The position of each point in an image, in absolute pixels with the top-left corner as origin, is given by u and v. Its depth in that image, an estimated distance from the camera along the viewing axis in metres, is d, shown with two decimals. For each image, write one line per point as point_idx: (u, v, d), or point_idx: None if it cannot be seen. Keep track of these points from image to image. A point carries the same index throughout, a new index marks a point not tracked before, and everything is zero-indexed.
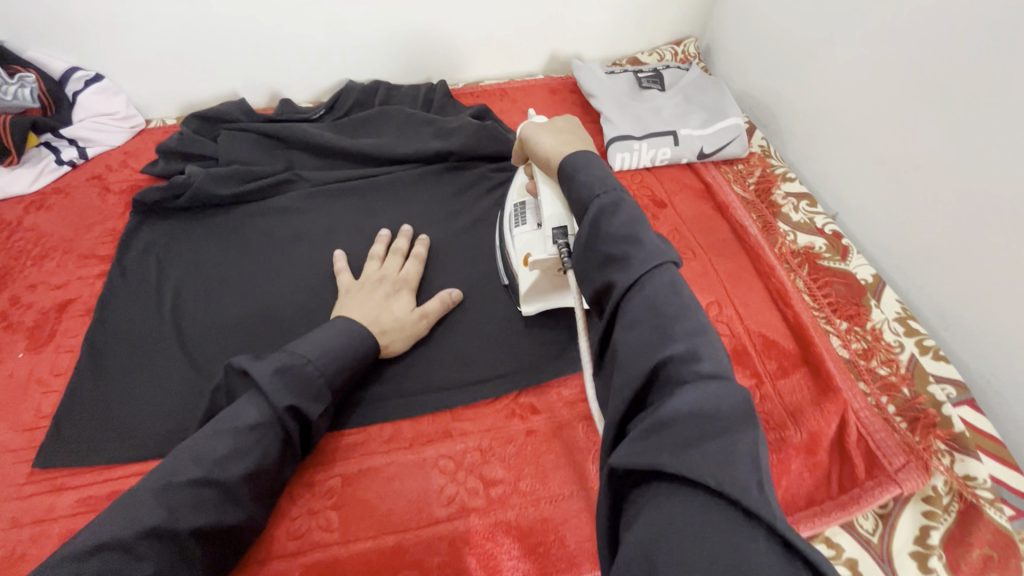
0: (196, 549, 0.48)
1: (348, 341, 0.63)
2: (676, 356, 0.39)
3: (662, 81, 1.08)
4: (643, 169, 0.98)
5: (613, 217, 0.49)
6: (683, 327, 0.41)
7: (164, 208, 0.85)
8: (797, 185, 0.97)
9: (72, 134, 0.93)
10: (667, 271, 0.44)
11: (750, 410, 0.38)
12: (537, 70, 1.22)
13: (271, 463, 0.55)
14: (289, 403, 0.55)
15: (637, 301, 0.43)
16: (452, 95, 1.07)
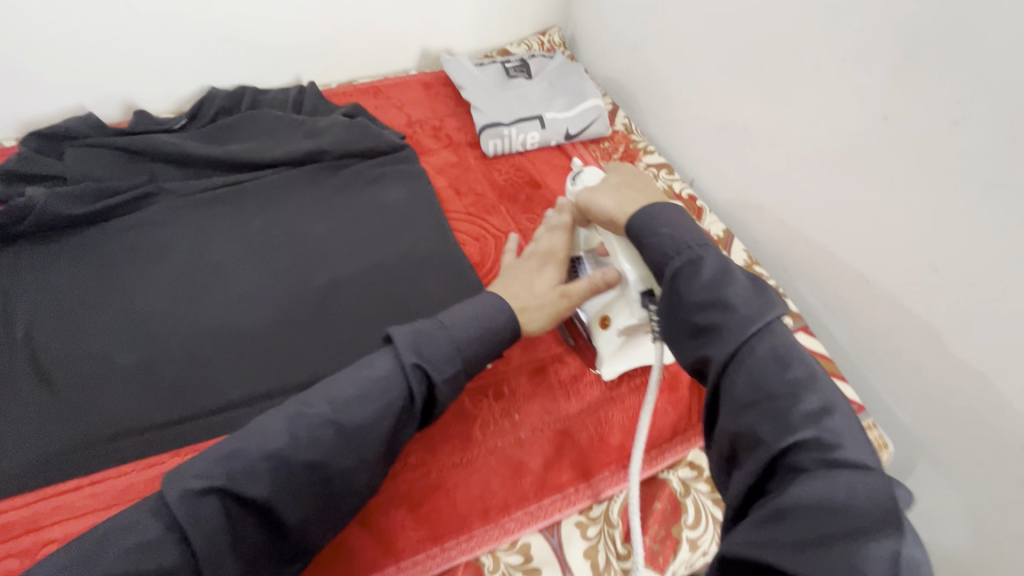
0: (309, 486, 0.52)
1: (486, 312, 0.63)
2: (802, 441, 0.42)
3: (529, 70, 1.14)
4: (516, 153, 1.03)
5: (695, 280, 0.51)
6: (801, 412, 0.44)
7: (3, 233, 0.78)
8: (656, 157, 1.07)
9: None
10: (765, 340, 0.48)
11: (890, 508, 0.37)
12: (412, 66, 1.24)
13: (393, 418, 0.56)
14: (415, 363, 0.58)
15: (741, 375, 0.47)
16: (323, 96, 1.07)
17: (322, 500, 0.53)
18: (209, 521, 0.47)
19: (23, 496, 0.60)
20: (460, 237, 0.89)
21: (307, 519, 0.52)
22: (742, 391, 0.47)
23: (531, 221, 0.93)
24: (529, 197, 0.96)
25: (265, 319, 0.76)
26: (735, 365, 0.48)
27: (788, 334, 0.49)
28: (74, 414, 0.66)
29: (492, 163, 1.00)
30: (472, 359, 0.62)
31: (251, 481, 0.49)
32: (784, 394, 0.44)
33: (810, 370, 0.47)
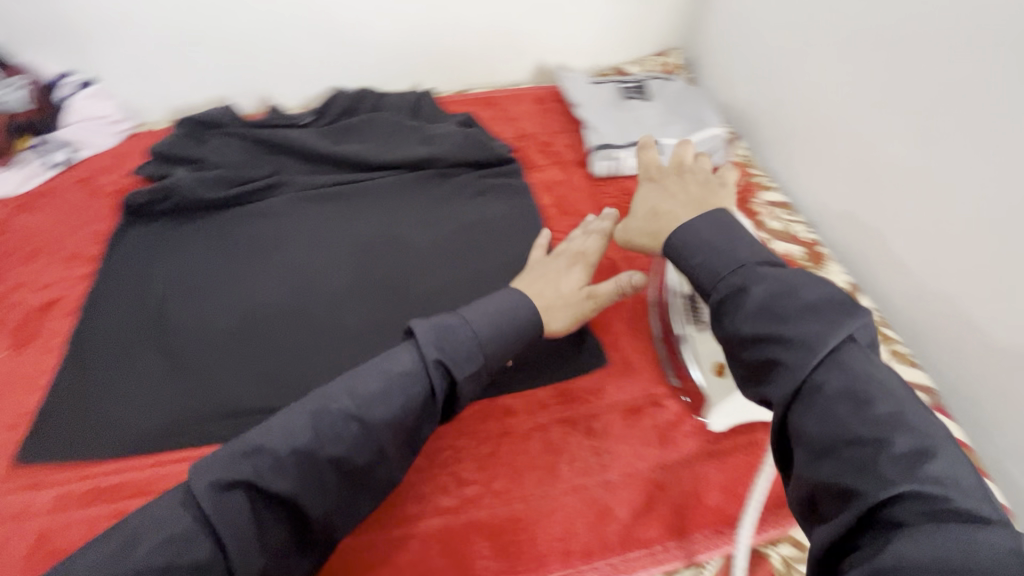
0: (331, 480, 0.53)
1: (512, 311, 0.65)
2: (896, 496, 0.37)
3: (646, 92, 1.10)
4: (625, 177, 0.99)
5: (743, 308, 0.48)
6: (900, 457, 0.38)
7: (151, 211, 0.87)
8: (775, 195, 1.00)
9: (62, 138, 0.94)
10: (834, 370, 0.42)
11: (1019, 573, 0.32)
12: (525, 80, 1.25)
13: (413, 415, 0.57)
14: (437, 358, 0.59)
15: (808, 416, 0.42)
16: (440, 104, 1.09)
17: (346, 493, 0.55)
18: (235, 519, 0.49)
19: (141, 458, 0.65)
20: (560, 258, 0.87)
21: (332, 516, 0.54)
22: (814, 434, 0.42)
23: None
24: None
25: (365, 319, 0.77)
26: (802, 403, 0.43)
27: (865, 359, 0.43)
28: (188, 387, 0.70)
29: (599, 185, 0.97)
30: (496, 354, 0.63)
31: (281, 478, 0.51)
32: (866, 436, 0.39)
33: (899, 402, 0.41)
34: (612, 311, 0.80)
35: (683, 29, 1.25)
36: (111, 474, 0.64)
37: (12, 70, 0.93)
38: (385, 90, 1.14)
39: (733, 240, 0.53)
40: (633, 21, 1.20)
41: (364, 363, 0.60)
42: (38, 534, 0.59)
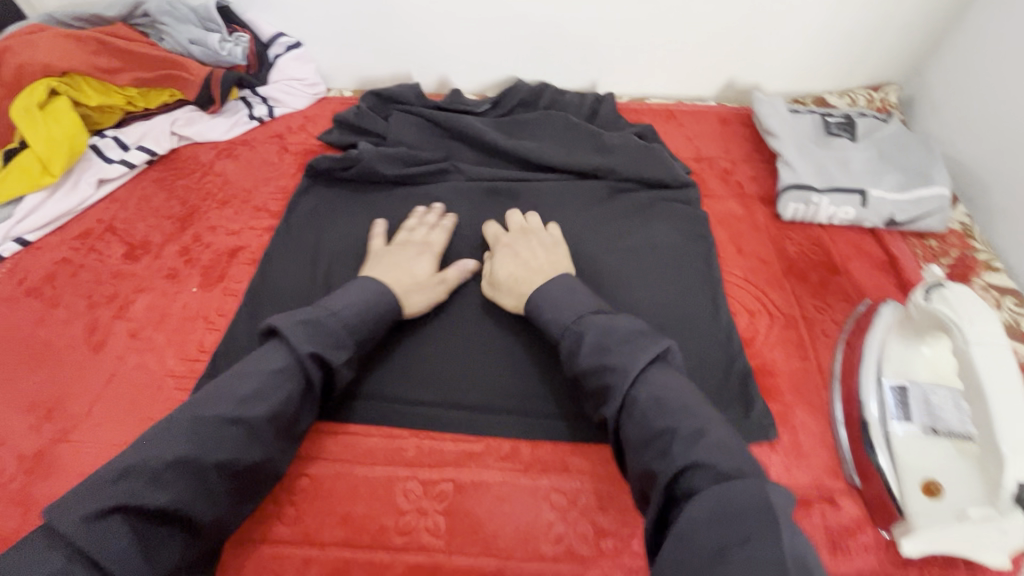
0: (221, 487, 0.52)
1: (369, 303, 0.66)
2: (687, 469, 0.49)
3: (854, 129, 0.96)
4: (815, 225, 0.88)
5: (583, 347, 0.61)
6: (657, 429, 0.53)
7: (331, 177, 0.90)
8: (1002, 278, 0.82)
9: (266, 94, 1.01)
10: (644, 386, 0.56)
11: (766, 505, 0.44)
12: (708, 95, 1.15)
13: (292, 406, 0.58)
14: (311, 350, 0.59)
15: (631, 423, 0.55)
16: (616, 110, 1.03)
17: (240, 493, 0.54)
18: (122, 535, 0.46)
19: None
20: (731, 303, 0.78)
21: (225, 516, 0.53)
22: (634, 434, 0.55)
23: (818, 309, 0.77)
24: (823, 282, 0.81)
25: (519, 327, 0.74)
26: (624, 412, 0.56)
27: (666, 375, 0.58)
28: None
29: (783, 229, 0.87)
30: (366, 338, 0.65)
31: (169, 491, 0.49)
32: (662, 430, 0.52)
33: (652, 388, 0.56)
34: (783, 376, 0.70)
35: (911, 62, 1.08)
36: None
37: (234, 25, 0.99)
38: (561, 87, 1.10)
39: (568, 291, 0.67)
40: (853, 46, 1.05)
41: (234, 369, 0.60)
42: None
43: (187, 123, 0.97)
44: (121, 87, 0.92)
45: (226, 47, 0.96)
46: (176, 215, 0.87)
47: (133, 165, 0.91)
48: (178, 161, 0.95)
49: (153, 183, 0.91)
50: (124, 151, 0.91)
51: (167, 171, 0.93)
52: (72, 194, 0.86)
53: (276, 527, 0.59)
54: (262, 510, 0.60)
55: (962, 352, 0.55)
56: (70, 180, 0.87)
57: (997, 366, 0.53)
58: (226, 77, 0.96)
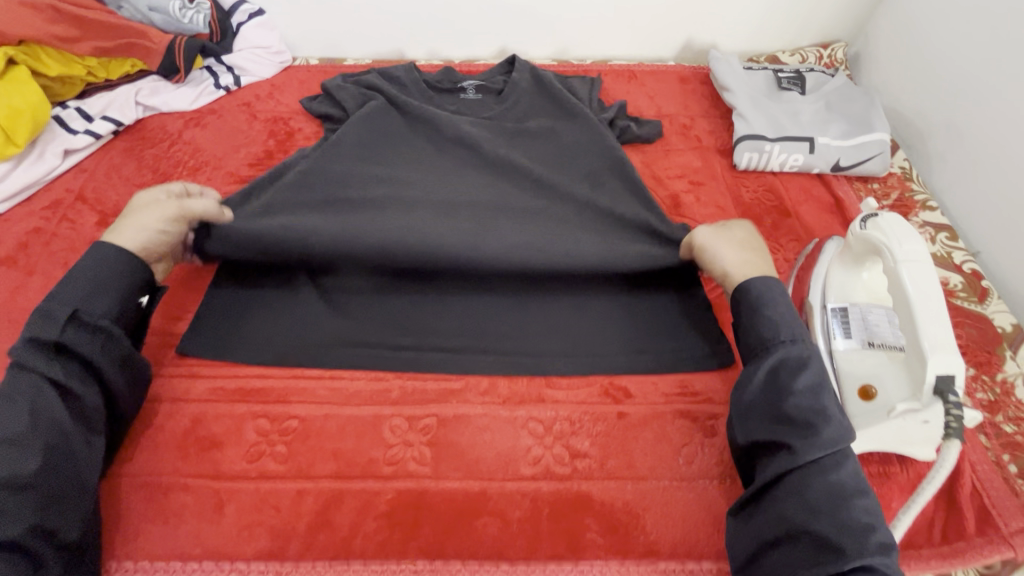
0: (14, 502, 0.48)
1: (85, 271, 0.59)
2: (870, 563, 0.47)
3: (804, 84, 1.01)
4: (768, 173, 0.94)
5: (797, 375, 0.56)
6: (846, 515, 0.50)
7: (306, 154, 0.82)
8: (937, 216, 0.89)
9: (231, 62, 1.01)
10: (846, 462, 0.53)
11: None
12: (669, 56, 1.19)
13: (42, 394, 0.53)
14: (25, 339, 0.54)
15: (818, 484, 0.51)
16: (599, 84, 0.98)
17: (52, 494, 0.50)
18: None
19: (281, 371, 0.68)
20: None
21: (43, 521, 0.49)
22: (817, 492, 0.51)
23: (771, 250, 0.84)
24: (775, 225, 0.87)
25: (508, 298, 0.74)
26: (813, 465, 0.52)
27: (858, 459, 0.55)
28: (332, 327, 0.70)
29: (740, 177, 0.92)
30: (92, 300, 0.58)
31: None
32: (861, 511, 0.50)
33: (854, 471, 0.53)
34: None
35: (856, 21, 1.14)
36: (253, 379, 0.67)
37: None
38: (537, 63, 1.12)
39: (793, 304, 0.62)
40: (803, 5, 1.10)
41: None
42: (192, 419, 0.64)
43: (151, 94, 0.97)
44: (81, 57, 0.92)
45: (187, 15, 0.96)
46: (148, 183, 0.87)
47: (98, 136, 0.90)
48: (146, 130, 0.94)
49: (121, 153, 0.91)
50: (89, 123, 0.91)
51: (135, 141, 0.93)
52: (37, 164, 0.85)
53: (270, 465, 0.61)
54: (255, 450, 0.62)
55: (892, 269, 0.61)
56: (35, 151, 0.86)
57: (924, 277, 0.59)
58: (189, 45, 0.95)
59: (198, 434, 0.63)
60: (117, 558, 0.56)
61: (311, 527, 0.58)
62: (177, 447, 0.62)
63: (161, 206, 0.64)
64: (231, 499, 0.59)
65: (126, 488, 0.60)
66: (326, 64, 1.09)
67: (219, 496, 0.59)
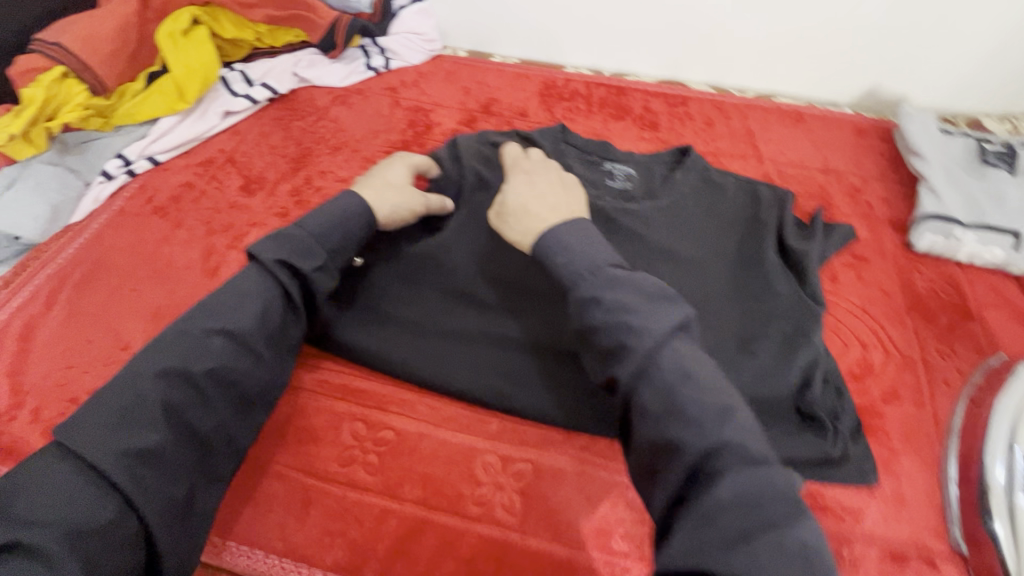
0: (216, 400, 0.51)
1: (336, 209, 0.62)
2: (718, 455, 0.44)
3: (1016, 161, 0.85)
4: (950, 261, 0.80)
5: (599, 305, 0.53)
6: (681, 408, 0.47)
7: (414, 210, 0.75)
8: None
9: (384, 44, 1.01)
10: (666, 348, 0.50)
11: (796, 502, 0.43)
12: (844, 101, 1.05)
13: (275, 318, 0.56)
14: (278, 257, 0.56)
15: (649, 389, 0.49)
16: (781, 196, 0.85)
17: (236, 402, 0.53)
18: (126, 448, 0.45)
19: (382, 380, 0.67)
20: (842, 331, 0.73)
21: (227, 425, 0.52)
22: (650, 400, 0.48)
23: (941, 354, 0.71)
24: (951, 327, 0.74)
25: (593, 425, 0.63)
26: (640, 379, 0.49)
27: (690, 348, 0.51)
28: (427, 348, 0.66)
29: (913, 260, 0.80)
30: (338, 250, 0.60)
31: (161, 392, 0.48)
32: (693, 407, 0.47)
33: (671, 354, 0.50)
34: (893, 418, 0.66)
35: None
36: (357, 379, 0.67)
37: None
38: (686, 87, 1.04)
39: (593, 239, 0.58)
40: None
41: (212, 294, 0.55)
42: (295, 409, 0.64)
43: (307, 66, 0.99)
44: (254, 23, 0.96)
45: None
46: (291, 155, 0.89)
47: (254, 101, 0.94)
48: (297, 102, 0.97)
49: (271, 121, 0.94)
50: (249, 87, 0.94)
51: (285, 111, 0.95)
52: (198, 122, 0.89)
53: (359, 475, 0.60)
54: (348, 455, 0.61)
55: None
56: (200, 109, 0.90)
57: None
58: (351, 25, 0.97)
59: (297, 425, 0.63)
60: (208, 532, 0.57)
61: (389, 552, 0.56)
62: (278, 434, 0.63)
63: (401, 189, 0.68)
64: (319, 501, 0.58)
65: None
66: (474, 58, 1.07)
67: (309, 495, 0.59)
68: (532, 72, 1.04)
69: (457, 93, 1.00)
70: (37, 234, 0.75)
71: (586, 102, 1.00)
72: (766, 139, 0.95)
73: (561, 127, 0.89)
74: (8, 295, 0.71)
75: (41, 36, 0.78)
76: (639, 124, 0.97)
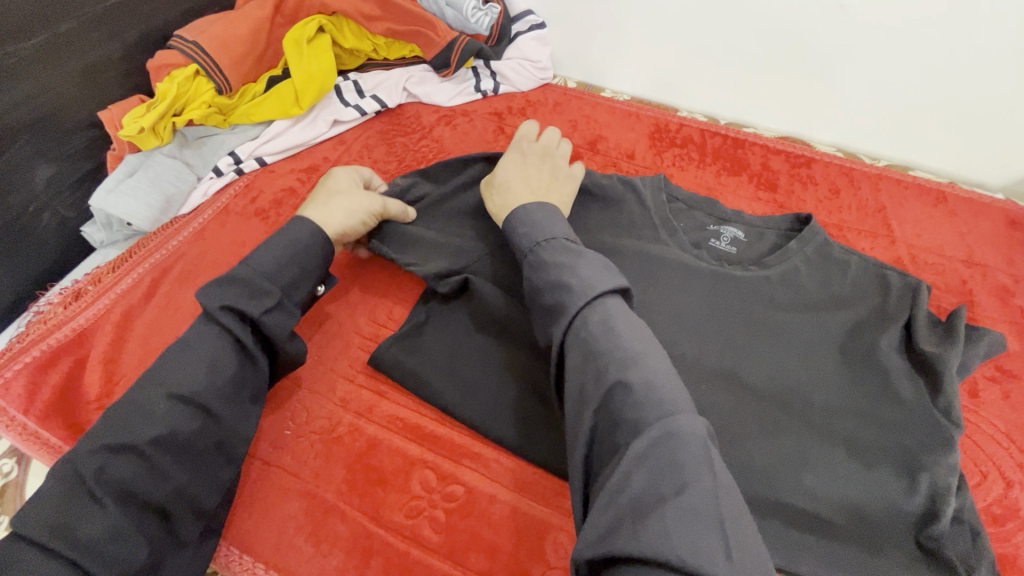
0: (172, 466, 0.50)
1: (284, 240, 0.61)
2: (624, 402, 0.45)
3: None
4: None
5: (544, 270, 0.57)
6: (605, 367, 0.48)
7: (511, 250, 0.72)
8: None
9: (496, 68, 0.99)
10: (593, 308, 0.52)
11: (708, 459, 0.42)
12: (993, 183, 0.94)
13: (227, 367, 0.54)
14: (221, 304, 0.55)
15: (574, 345, 0.51)
16: (915, 281, 0.72)
17: (195, 461, 0.52)
18: (83, 527, 0.45)
19: (458, 430, 0.63)
20: (981, 459, 0.63)
21: (186, 491, 0.51)
22: (575, 356, 0.50)
23: None
24: None
25: None
26: (568, 334, 0.52)
27: (620, 307, 0.53)
28: (509, 400, 0.63)
29: None
30: (293, 284, 0.60)
31: (108, 464, 0.47)
32: (605, 355, 0.48)
33: (600, 311, 0.52)
34: None
35: None
36: (431, 423, 0.63)
37: None
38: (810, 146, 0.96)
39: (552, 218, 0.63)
40: None
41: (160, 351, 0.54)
42: (366, 444, 0.62)
43: (418, 82, 0.98)
44: (372, 35, 0.96)
45: (476, 15, 0.97)
46: (391, 172, 0.88)
47: (364, 113, 0.93)
48: (403, 117, 0.96)
49: (377, 134, 0.93)
50: (360, 98, 0.94)
51: (391, 125, 0.95)
52: (309, 128, 0.90)
53: (425, 531, 0.56)
54: (414, 506, 0.58)
55: None
56: (310, 116, 0.91)
57: None
58: (468, 45, 0.95)
59: (367, 463, 0.60)
60: (266, 565, 0.55)
61: None
62: (346, 469, 0.60)
63: (351, 200, 0.68)
64: (381, 554, 0.55)
65: (292, 493, 0.59)
66: (585, 90, 1.03)
67: (372, 544, 0.56)
68: (644, 112, 0.99)
69: (564, 126, 0.96)
70: (147, 223, 0.77)
71: (698, 151, 0.93)
72: (899, 217, 0.85)
73: (665, 176, 0.82)
74: (111, 281, 0.72)
75: (180, 34, 0.81)
76: (755, 182, 0.89)
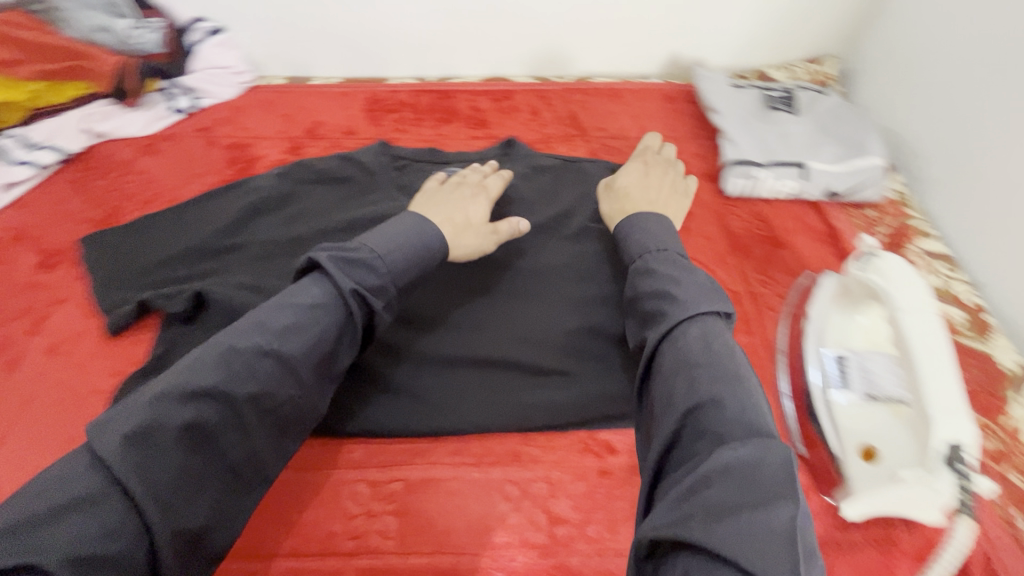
0: (253, 418, 0.47)
1: (415, 240, 0.60)
2: (706, 411, 0.44)
3: (794, 103, 0.97)
4: (758, 199, 0.89)
5: (648, 278, 0.58)
6: (699, 372, 0.46)
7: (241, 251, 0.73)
8: (936, 245, 0.84)
9: (188, 84, 0.96)
10: (695, 325, 0.50)
11: (793, 476, 0.39)
12: (654, 72, 1.14)
13: (331, 343, 0.52)
14: (354, 286, 0.53)
15: (669, 356, 0.50)
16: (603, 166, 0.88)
17: (271, 429, 0.49)
18: (146, 465, 0.41)
19: None
20: None
21: (259, 454, 0.48)
22: (669, 362, 0.49)
23: (762, 283, 0.79)
24: (766, 254, 0.83)
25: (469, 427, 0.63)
26: (666, 343, 0.51)
27: (723, 329, 0.50)
28: None
29: (726, 203, 0.88)
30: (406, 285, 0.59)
31: (193, 410, 0.44)
32: (704, 364, 0.47)
33: (703, 329, 0.50)
34: None
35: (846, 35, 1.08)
36: None
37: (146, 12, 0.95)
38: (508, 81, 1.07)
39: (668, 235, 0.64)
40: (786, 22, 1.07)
41: (272, 302, 0.52)
42: None
43: (101, 119, 0.90)
44: (20, 81, 0.85)
45: (137, 33, 0.92)
46: (94, 219, 0.81)
47: (42, 167, 0.84)
48: (94, 160, 0.88)
49: (66, 186, 0.84)
50: (30, 152, 0.84)
51: (83, 172, 0.86)
52: None
53: None
54: None
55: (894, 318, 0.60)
56: None
57: (931, 344, 0.56)
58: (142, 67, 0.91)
59: None
60: None
61: None
62: None
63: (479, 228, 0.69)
64: None
65: None
66: (291, 84, 1.03)
67: None
68: (354, 89, 1.02)
69: (278, 122, 0.96)
70: None
71: (414, 111, 1.00)
72: (588, 119, 1.00)
73: (382, 142, 0.88)
74: None
75: None
76: (468, 124, 0.98)
